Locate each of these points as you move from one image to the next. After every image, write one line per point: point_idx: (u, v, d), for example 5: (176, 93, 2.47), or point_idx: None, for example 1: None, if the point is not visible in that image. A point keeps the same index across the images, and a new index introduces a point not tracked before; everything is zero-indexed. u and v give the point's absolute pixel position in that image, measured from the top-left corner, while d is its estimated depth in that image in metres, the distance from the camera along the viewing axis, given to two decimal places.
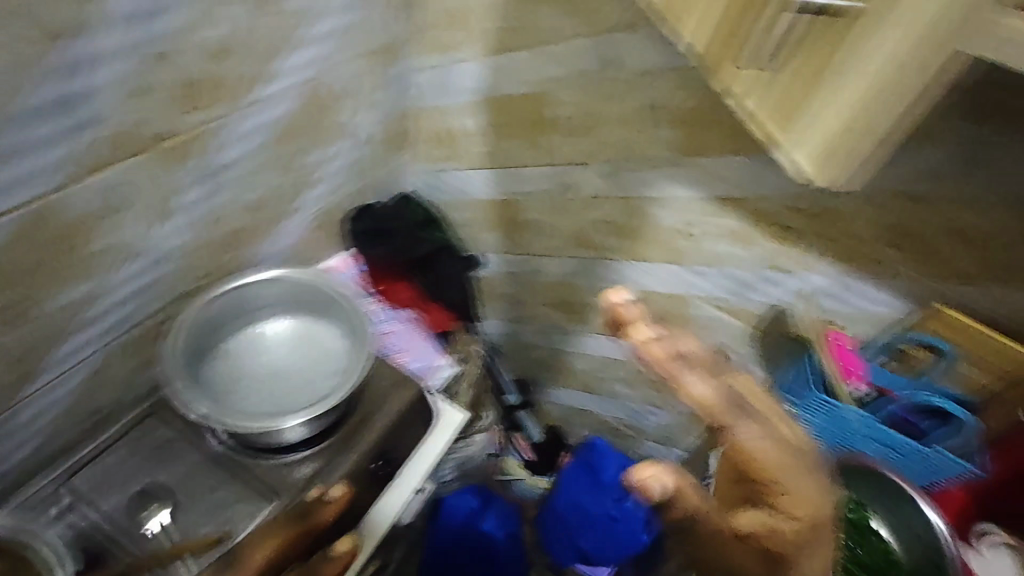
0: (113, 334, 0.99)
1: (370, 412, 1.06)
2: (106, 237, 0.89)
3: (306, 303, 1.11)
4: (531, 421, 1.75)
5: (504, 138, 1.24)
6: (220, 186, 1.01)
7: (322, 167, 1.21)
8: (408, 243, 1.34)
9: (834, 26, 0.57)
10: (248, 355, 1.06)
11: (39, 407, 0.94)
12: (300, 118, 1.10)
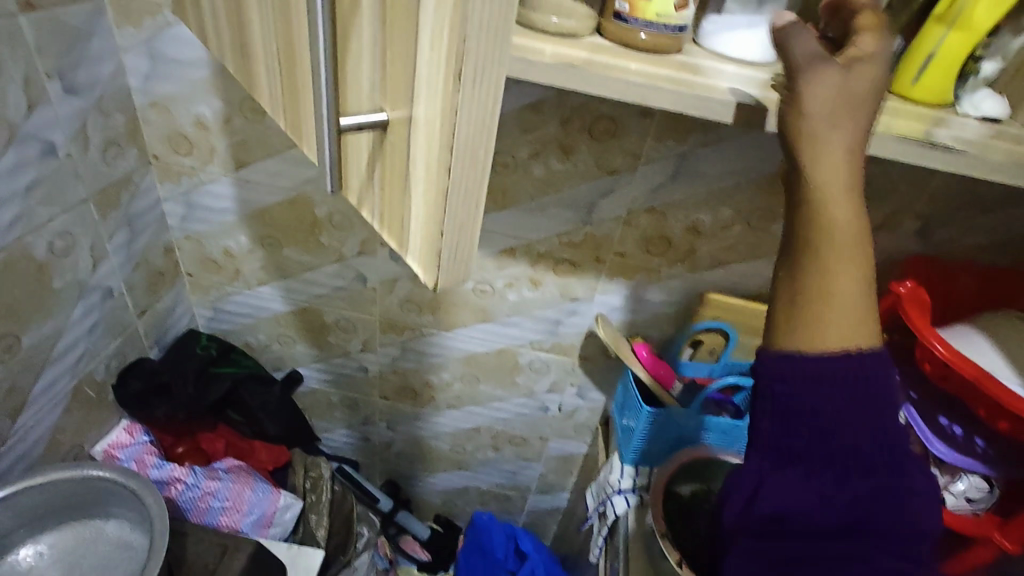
0: None
1: None
2: None
3: (53, 504, 0.88)
4: (413, 519, 1.58)
5: (283, 246, 1.16)
6: None
7: (64, 339, 0.97)
8: (203, 387, 1.19)
9: (387, 146, 0.36)
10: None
11: None
12: (17, 293, 0.86)
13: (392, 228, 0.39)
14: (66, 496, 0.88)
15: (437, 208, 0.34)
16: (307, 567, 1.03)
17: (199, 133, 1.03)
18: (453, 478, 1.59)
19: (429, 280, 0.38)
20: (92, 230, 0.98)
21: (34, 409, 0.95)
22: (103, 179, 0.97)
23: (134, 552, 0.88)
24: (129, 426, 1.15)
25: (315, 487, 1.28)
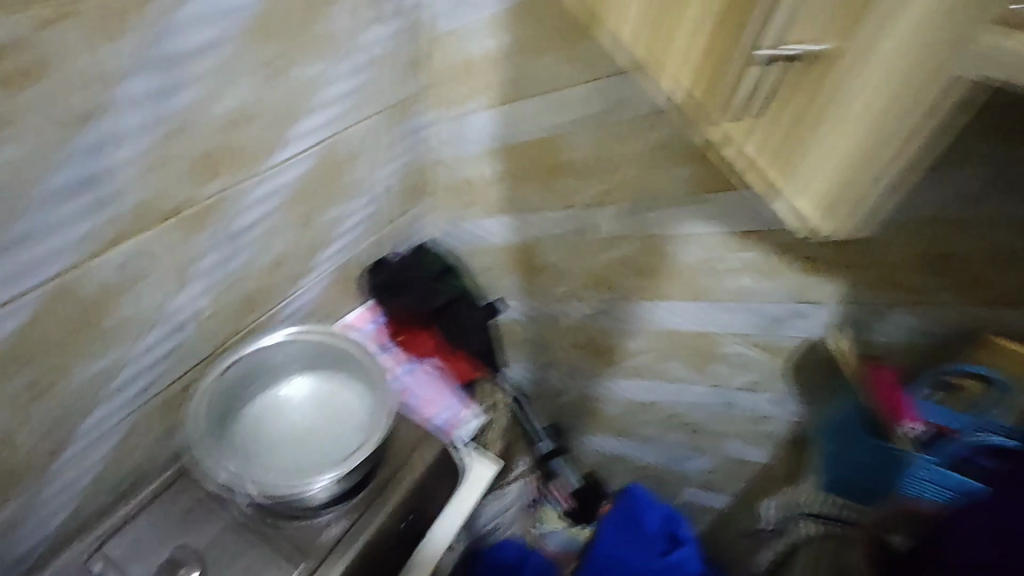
0: (139, 396, 0.96)
1: (398, 463, 1.03)
2: (139, 305, 0.87)
3: (325, 364, 1.07)
4: (565, 469, 1.67)
5: (517, 186, 1.24)
6: (244, 248, 0.99)
7: (343, 224, 1.17)
8: (428, 294, 1.34)
9: (807, 79, 0.46)
10: (260, 427, 1.01)
11: (66, 478, 0.91)
12: (322, 179, 1.07)
13: (784, 162, 0.51)
14: (331, 361, 1.07)
15: (864, 154, 0.44)
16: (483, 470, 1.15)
17: (477, 65, 1.12)
18: (618, 447, 1.60)
19: (820, 212, 0.49)
20: (380, 142, 1.15)
21: (313, 276, 1.18)
22: (397, 98, 1.13)
23: (372, 391, 1.02)
24: (371, 306, 1.35)
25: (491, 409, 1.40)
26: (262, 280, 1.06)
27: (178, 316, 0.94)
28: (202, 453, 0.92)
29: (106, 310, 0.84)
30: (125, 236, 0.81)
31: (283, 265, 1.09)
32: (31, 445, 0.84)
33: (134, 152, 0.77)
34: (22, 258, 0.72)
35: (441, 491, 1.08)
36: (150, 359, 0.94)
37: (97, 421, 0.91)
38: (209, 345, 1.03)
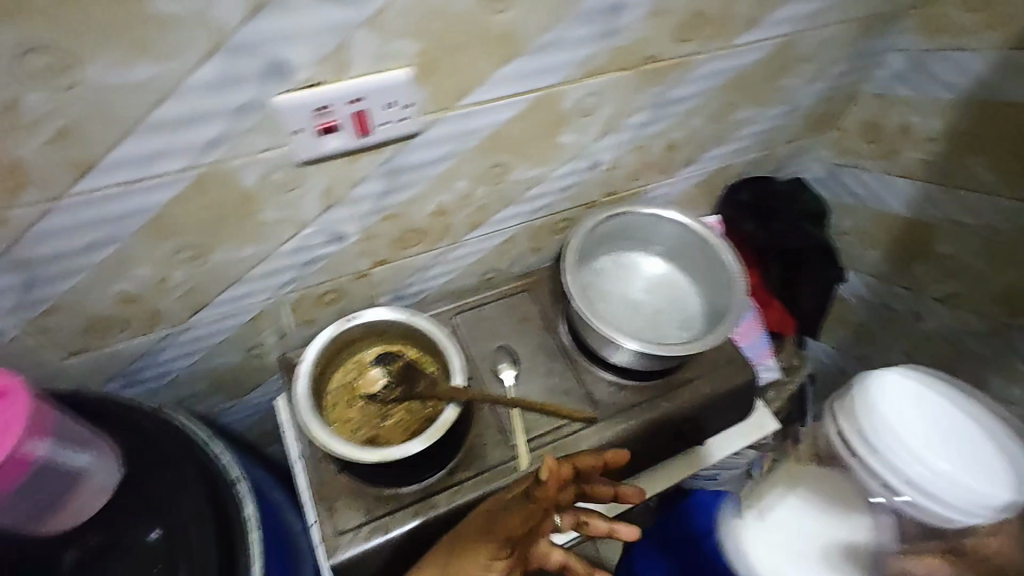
0: (486, 242, 0.88)
1: (699, 373, 0.89)
2: (551, 166, 0.79)
3: (692, 260, 0.89)
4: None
5: (930, 150, 0.91)
6: (663, 118, 0.81)
7: (747, 130, 0.93)
8: (792, 232, 1.04)
9: None
10: (610, 277, 0.90)
11: (419, 287, 0.90)
12: (762, 76, 0.84)
13: None
14: (703, 263, 0.88)
15: None
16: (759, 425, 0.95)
17: None
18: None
19: None
20: (832, 50, 0.87)
21: (685, 174, 0.97)
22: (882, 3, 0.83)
23: (698, 243, 0.86)
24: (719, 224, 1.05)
25: (789, 373, 1.06)
26: (641, 185, 0.93)
27: (544, 209, 0.88)
28: (568, 346, 0.89)
29: (556, 132, 0.74)
30: (542, 134, 0.73)
31: (670, 164, 0.92)
32: (319, 280, 0.78)
33: (575, 60, 0.66)
34: (460, 123, 0.65)
35: (724, 422, 0.91)
36: (483, 254, 0.90)
37: (426, 278, 0.89)
38: (521, 259, 0.96)
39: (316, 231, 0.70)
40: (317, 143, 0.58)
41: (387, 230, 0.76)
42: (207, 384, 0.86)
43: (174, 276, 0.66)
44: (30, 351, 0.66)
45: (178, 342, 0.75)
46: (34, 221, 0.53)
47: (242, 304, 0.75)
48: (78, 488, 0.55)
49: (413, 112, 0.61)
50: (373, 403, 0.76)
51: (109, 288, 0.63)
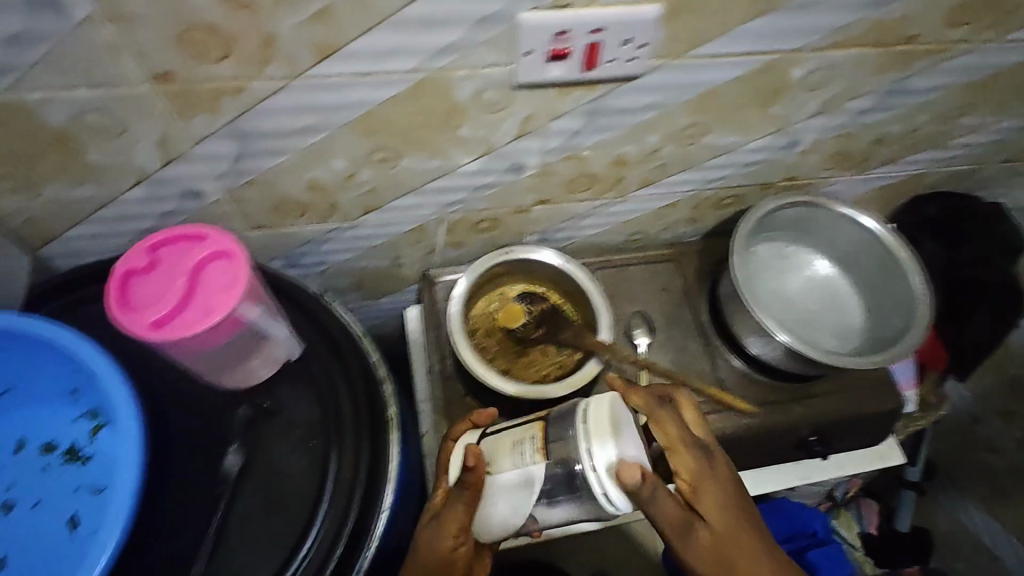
0: (650, 202, 0.84)
1: (840, 387, 0.83)
2: (749, 137, 0.73)
3: (871, 274, 0.81)
4: (908, 508, 1.21)
5: None
6: (888, 108, 0.73)
7: (968, 139, 0.83)
8: (979, 262, 0.94)
9: None
10: (768, 266, 0.84)
11: (570, 234, 0.88)
12: (1016, 81, 0.73)
13: None
14: (880, 280, 0.80)
15: None
16: (882, 455, 0.88)
17: None
18: (987, 533, 1.15)
19: None
20: None
21: (879, 173, 0.88)
22: None
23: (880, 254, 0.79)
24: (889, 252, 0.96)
25: (922, 409, 0.98)
26: (828, 175, 0.86)
27: (720, 182, 0.82)
28: (708, 327, 0.86)
29: (771, 103, 0.68)
30: (756, 103, 0.67)
31: (869, 159, 0.83)
32: (483, 206, 0.78)
33: (829, 27, 0.59)
34: (683, 74, 0.61)
35: (851, 443, 0.85)
36: (642, 214, 0.87)
37: (580, 226, 0.87)
38: (675, 227, 0.92)
39: (500, 159, 0.69)
40: (543, 68, 0.56)
41: (565, 172, 0.74)
42: (352, 280, 0.90)
43: (362, 174, 0.67)
44: (226, 216, 0.69)
45: (344, 237, 0.78)
46: (266, 97, 0.54)
47: (408, 215, 0.76)
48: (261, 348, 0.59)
49: (646, 52, 0.56)
50: (511, 338, 0.77)
51: (305, 175, 0.65)
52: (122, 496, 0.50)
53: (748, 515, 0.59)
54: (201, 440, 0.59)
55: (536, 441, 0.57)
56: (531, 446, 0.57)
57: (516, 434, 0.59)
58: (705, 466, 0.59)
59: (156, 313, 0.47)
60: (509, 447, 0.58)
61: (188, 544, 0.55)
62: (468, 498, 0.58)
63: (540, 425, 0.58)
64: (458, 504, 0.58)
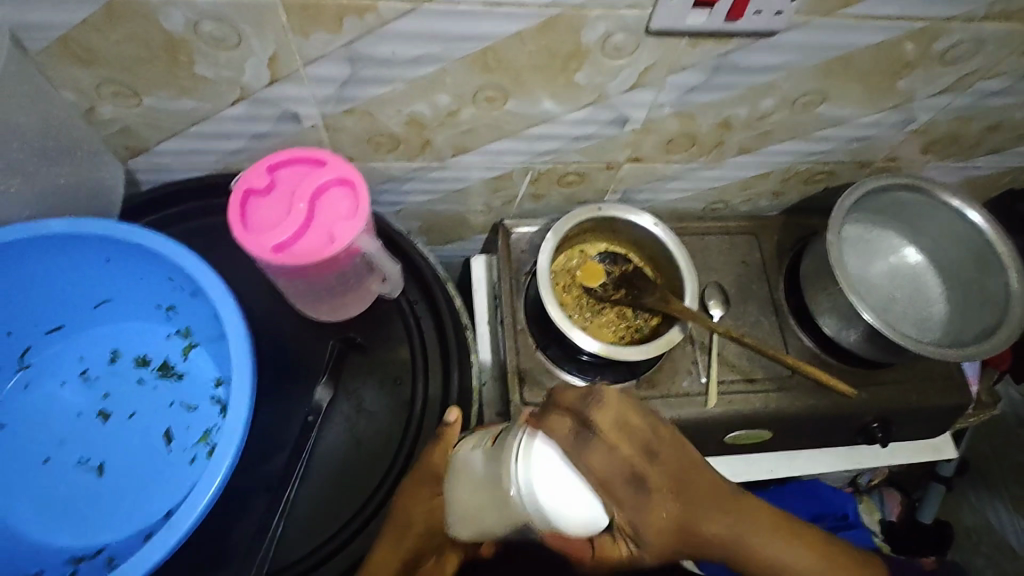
0: (741, 171, 0.81)
1: (912, 377, 0.82)
2: (866, 109, 0.69)
3: (964, 270, 0.79)
4: (936, 500, 1.22)
5: None
6: (1018, 92, 0.69)
7: None
8: None
9: None
10: (854, 249, 0.82)
11: (651, 196, 0.85)
12: None
13: None
14: (972, 274, 0.78)
15: None
16: (937, 448, 0.88)
17: None
18: (1012, 532, 1.19)
19: None
20: None
21: (982, 161, 0.84)
22: None
23: (972, 249, 0.77)
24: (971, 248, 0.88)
25: (978, 406, 0.98)
26: (928, 160, 0.82)
27: (817, 156, 0.79)
28: (782, 304, 0.84)
29: (902, 75, 0.64)
30: (884, 74, 0.64)
31: (976, 145, 0.80)
32: (575, 159, 0.75)
33: None
34: (822, 34, 0.57)
35: (910, 433, 0.85)
36: (728, 183, 0.84)
37: (664, 189, 0.84)
38: (756, 200, 0.89)
39: (607, 109, 0.65)
40: (684, 12, 0.52)
41: (667, 130, 0.70)
42: (422, 223, 0.88)
43: (465, 112, 0.64)
44: (317, 143, 0.67)
45: (427, 177, 0.76)
46: (391, 21, 0.51)
47: (497, 161, 0.74)
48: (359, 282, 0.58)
49: (797, 5, 0.52)
50: (588, 297, 0.76)
51: (407, 107, 0.63)
52: (233, 417, 0.49)
53: (693, 483, 0.47)
54: (291, 370, 0.58)
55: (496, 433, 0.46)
56: (489, 439, 0.47)
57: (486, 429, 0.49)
58: (637, 489, 0.41)
59: (277, 236, 0.46)
60: (479, 438, 0.48)
61: (281, 469, 0.55)
62: (445, 451, 0.51)
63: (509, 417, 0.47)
64: (437, 456, 0.51)
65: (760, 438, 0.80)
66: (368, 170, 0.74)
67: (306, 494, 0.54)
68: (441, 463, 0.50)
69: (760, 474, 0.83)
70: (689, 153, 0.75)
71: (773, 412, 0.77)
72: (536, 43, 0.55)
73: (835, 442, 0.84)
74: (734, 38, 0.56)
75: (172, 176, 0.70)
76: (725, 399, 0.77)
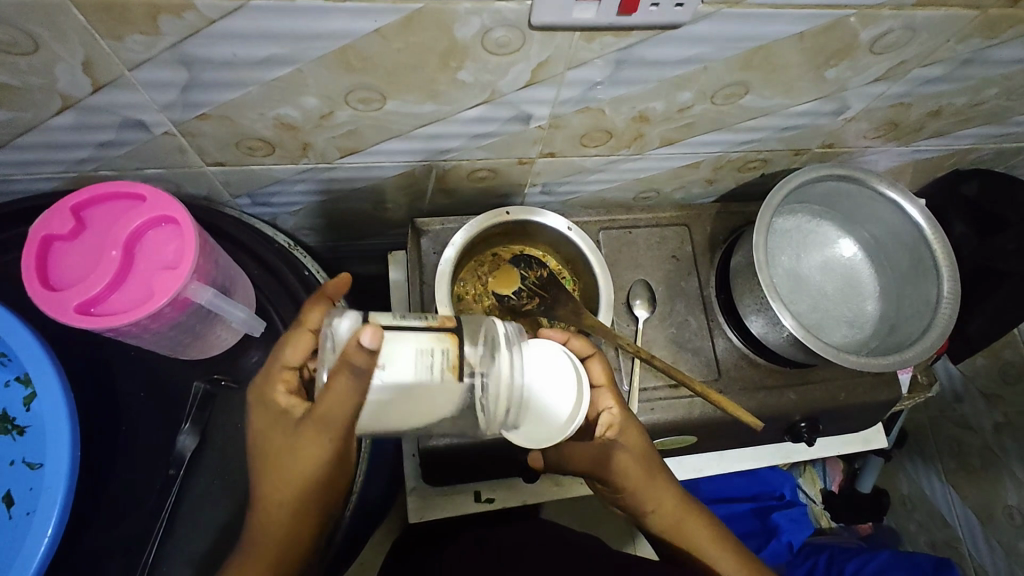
0: (668, 161, 0.74)
1: (841, 375, 0.79)
2: (797, 98, 0.63)
3: (900, 266, 0.75)
4: (874, 472, 1.24)
5: None
6: (960, 77, 0.63)
7: None
8: None
9: None
10: (786, 242, 0.78)
11: (576, 187, 0.79)
12: None
13: None
14: (906, 272, 0.75)
15: None
16: (864, 438, 0.87)
17: None
18: (944, 502, 1.17)
19: None
20: None
21: (925, 145, 0.79)
22: None
23: (906, 243, 0.73)
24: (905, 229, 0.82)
25: (913, 389, 0.96)
26: (868, 145, 0.77)
27: (749, 145, 0.73)
28: (711, 301, 0.80)
29: (833, 64, 0.58)
30: (813, 63, 0.57)
31: (918, 131, 0.74)
32: (483, 156, 0.68)
33: None
34: (736, 24, 0.50)
35: (838, 428, 0.83)
36: (656, 173, 0.77)
37: (588, 181, 0.77)
38: (689, 187, 0.83)
39: (504, 107, 0.58)
40: (569, 4, 0.44)
41: (579, 124, 0.63)
42: (327, 220, 0.81)
43: (340, 113, 0.56)
44: (176, 149, 0.59)
45: (319, 177, 0.68)
46: (216, 19, 0.43)
47: (395, 160, 0.67)
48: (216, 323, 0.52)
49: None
50: (500, 306, 0.71)
51: (271, 110, 0.54)
52: (51, 495, 0.44)
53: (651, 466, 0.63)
54: (151, 416, 0.53)
55: (450, 357, 0.45)
56: (442, 362, 0.45)
57: (424, 340, 0.45)
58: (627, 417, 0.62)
59: (82, 293, 0.40)
60: (412, 353, 0.44)
61: (136, 530, 0.50)
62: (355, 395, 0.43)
63: (455, 338, 0.45)
64: (342, 395, 0.43)
65: (684, 441, 0.78)
66: (248, 174, 0.65)
67: (168, 557, 0.50)
68: (349, 410, 0.43)
69: (686, 474, 0.82)
70: (608, 146, 0.68)
71: (696, 418, 0.74)
72: (401, 41, 0.47)
73: (762, 440, 0.82)
74: (634, 31, 0.49)
75: (15, 187, 0.61)
76: (646, 407, 0.74)
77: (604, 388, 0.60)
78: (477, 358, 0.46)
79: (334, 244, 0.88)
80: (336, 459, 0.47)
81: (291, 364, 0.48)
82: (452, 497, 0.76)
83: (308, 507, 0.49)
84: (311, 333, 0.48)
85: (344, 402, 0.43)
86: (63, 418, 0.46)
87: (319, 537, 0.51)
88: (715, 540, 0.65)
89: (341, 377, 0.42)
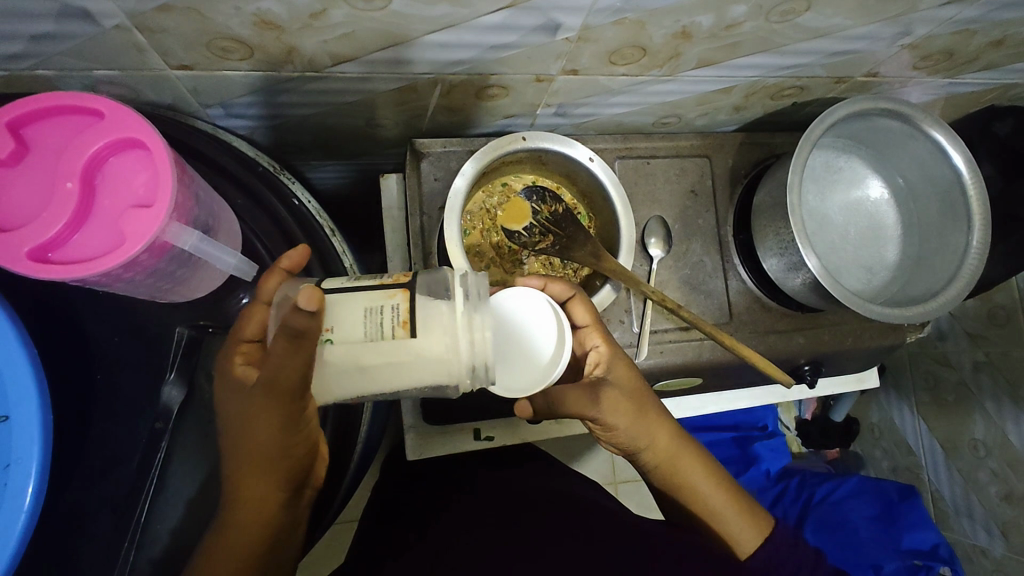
0: (697, 85, 0.67)
1: (849, 319, 0.78)
2: (861, 18, 0.55)
3: (929, 212, 0.71)
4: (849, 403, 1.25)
5: None
6: None
7: None
8: None
9: None
10: (813, 180, 0.73)
11: (593, 110, 0.71)
12: None
13: None
14: (934, 219, 0.71)
15: None
16: (859, 377, 0.88)
17: None
18: (912, 432, 1.23)
19: None
20: None
21: (970, 78, 0.73)
22: None
23: (943, 189, 0.69)
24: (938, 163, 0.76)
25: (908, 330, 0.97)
26: (913, 75, 0.70)
27: (791, 70, 0.65)
28: (727, 239, 0.76)
29: None
30: None
31: (972, 61, 0.68)
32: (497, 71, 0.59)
33: None
34: None
35: (838, 369, 0.83)
36: (682, 97, 0.70)
37: (609, 103, 0.69)
38: (713, 114, 0.76)
39: (526, 14, 0.49)
40: None
41: (613, 38, 0.55)
42: (312, 137, 0.72)
43: (335, 12, 0.46)
44: (132, 47, 0.48)
45: (305, 88, 0.59)
46: None
47: (393, 72, 0.57)
48: (203, 271, 0.47)
49: None
50: (510, 242, 0.65)
51: (248, 3, 0.44)
52: (23, 464, 0.39)
53: (641, 398, 0.60)
54: (133, 367, 0.49)
55: (400, 312, 0.45)
56: (394, 317, 0.45)
57: (373, 298, 0.46)
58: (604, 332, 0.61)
59: (41, 231, 0.36)
60: (361, 314, 0.46)
61: (125, 485, 0.48)
62: (302, 360, 0.42)
63: (406, 293, 0.46)
64: (290, 370, 0.42)
65: (689, 383, 0.76)
66: (221, 81, 0.56)
67: (160, 512, 0.49)
68: (296, 377, 0.42)
69: (686, 412, 0.81)
70: (640, 63, 0.60)
71: (706, 361, 0.72)
72: None
73: (762, 381, 0.81)
74: None
75: None
76: (655, 349, 0.71)
77: (590, 326, 0.60)
78: (428, 311, 0.46)
79: (317, 162, 0.79)
80: (288, 427, 0.45)
81: (248, 337, 0.47)
82: (452, 435, 0.74)
83: (273, 467, 0.47)
84: (268, 309, 0.47)
85: (291, 367, 0.42)
86: (26, 375, 0.39)
87: (294, 500, 0.49)
88: (716, 484, 0.62)
89: (292, 353, 0.41)
